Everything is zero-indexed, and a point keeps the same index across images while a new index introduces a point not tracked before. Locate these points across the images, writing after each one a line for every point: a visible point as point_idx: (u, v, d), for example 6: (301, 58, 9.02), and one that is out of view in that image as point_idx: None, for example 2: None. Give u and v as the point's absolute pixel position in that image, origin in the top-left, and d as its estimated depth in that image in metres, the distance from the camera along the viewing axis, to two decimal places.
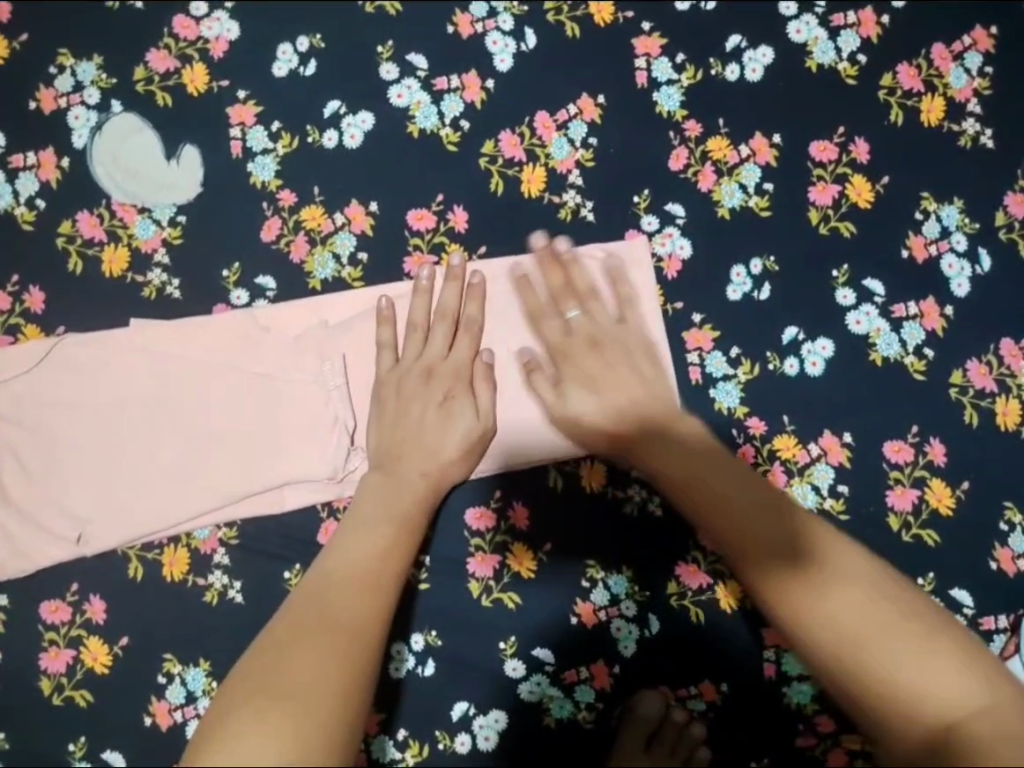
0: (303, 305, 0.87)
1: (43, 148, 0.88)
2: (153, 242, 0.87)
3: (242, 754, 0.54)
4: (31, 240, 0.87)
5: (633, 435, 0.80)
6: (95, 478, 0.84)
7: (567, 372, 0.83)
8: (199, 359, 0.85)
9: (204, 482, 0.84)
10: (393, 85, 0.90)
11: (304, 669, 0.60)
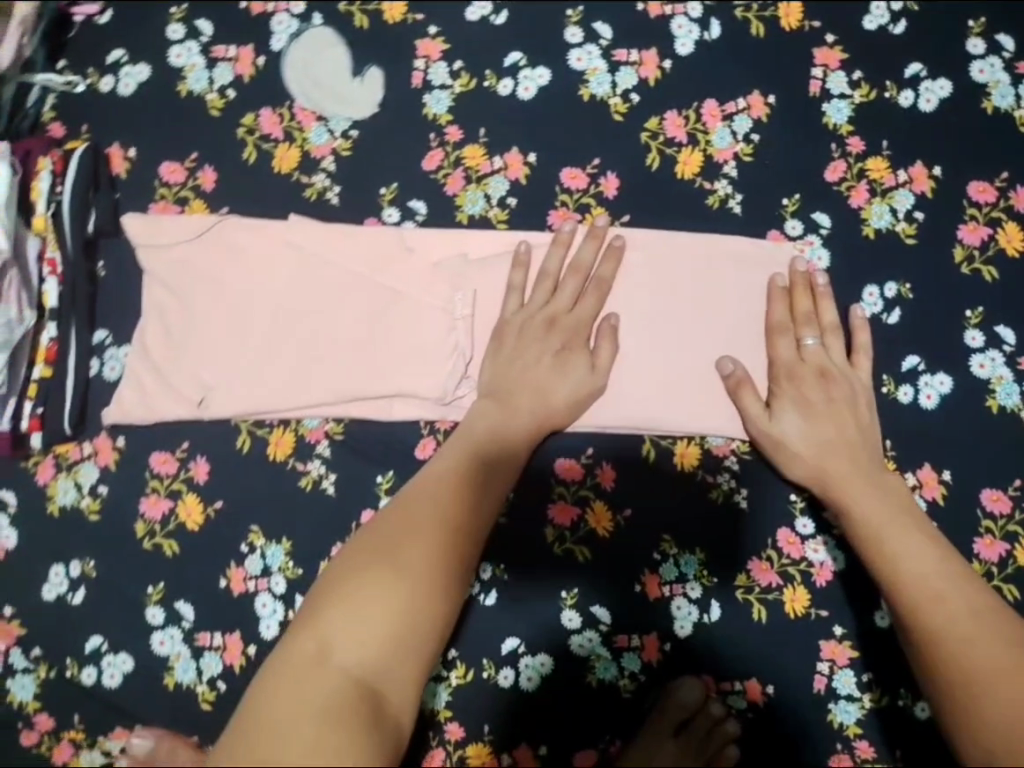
0: (446, 232, 0.91)
1: (243, 44, 0.94)
2: (324, 148, 0.93)
3: (358, 609, 0.61)
4: (215, 125, 0.94)
5: (811, 469, 0.82)
6: (227, 352, 0.90)
7: (787, 396, 0.84)
8: (344, 264, 0.91)
9: (324, 378, 0.89)
10: (575, 49, 0.93)
11: (402, 561, 0.65)
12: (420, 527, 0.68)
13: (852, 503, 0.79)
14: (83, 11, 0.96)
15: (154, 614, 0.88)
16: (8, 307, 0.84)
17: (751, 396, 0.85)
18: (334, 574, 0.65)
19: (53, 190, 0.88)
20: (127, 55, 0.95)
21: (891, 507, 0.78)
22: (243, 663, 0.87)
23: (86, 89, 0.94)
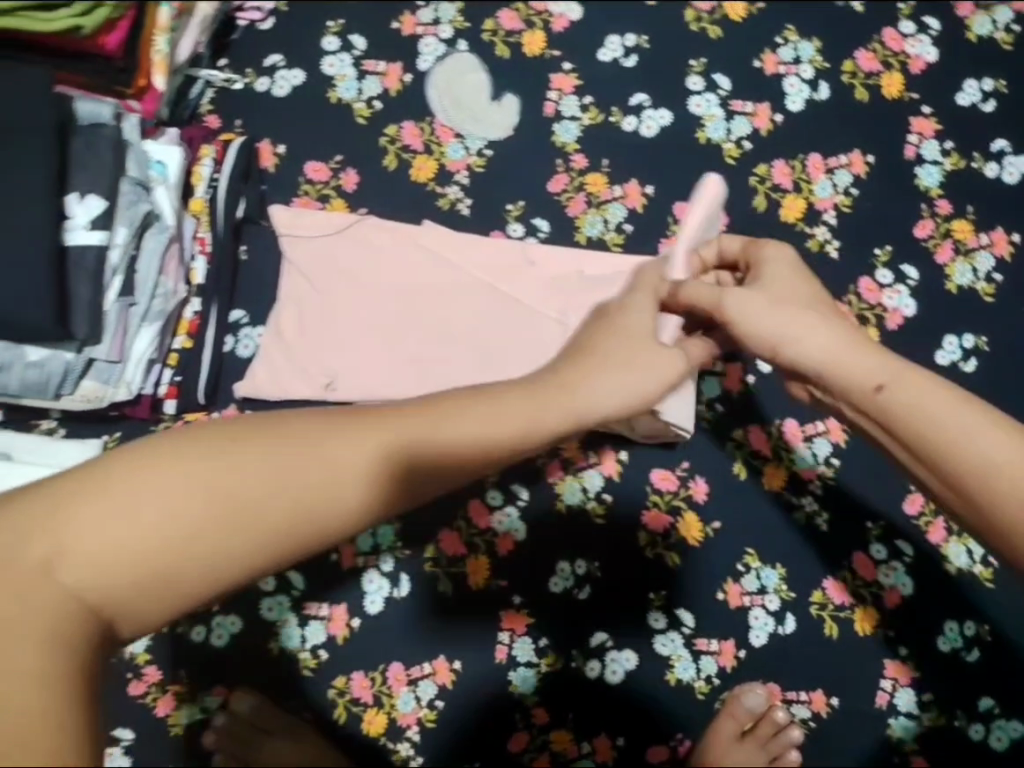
0: (566, 249, 0.98)
1: (392, 61, 1.02)
2: (459, 163, 1.01)
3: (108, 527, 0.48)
4: (361, 132, 1.01)
5: (812, 352, 0.66)
6: (357, 337, 0.96)
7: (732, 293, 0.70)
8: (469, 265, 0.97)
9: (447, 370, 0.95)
10: (696, 95, 1.02)
11: (192, 503, 0.50)
12: (326, 507, 0.52)
13: (895, 406, 0.64)
14: (247, 17, 1.03)
15: (267, 581, 0.93)
16: (168, 280, 0.88)
17: (707, 291, 0.71)
18: (139, 454, 0.51)
19: (212, 174, 0.95)
20: (284, 60, 1.03)
21: (947, 401, 0.63)
22: (346, 634, 0.92)
23: (244, 87, 1.02)
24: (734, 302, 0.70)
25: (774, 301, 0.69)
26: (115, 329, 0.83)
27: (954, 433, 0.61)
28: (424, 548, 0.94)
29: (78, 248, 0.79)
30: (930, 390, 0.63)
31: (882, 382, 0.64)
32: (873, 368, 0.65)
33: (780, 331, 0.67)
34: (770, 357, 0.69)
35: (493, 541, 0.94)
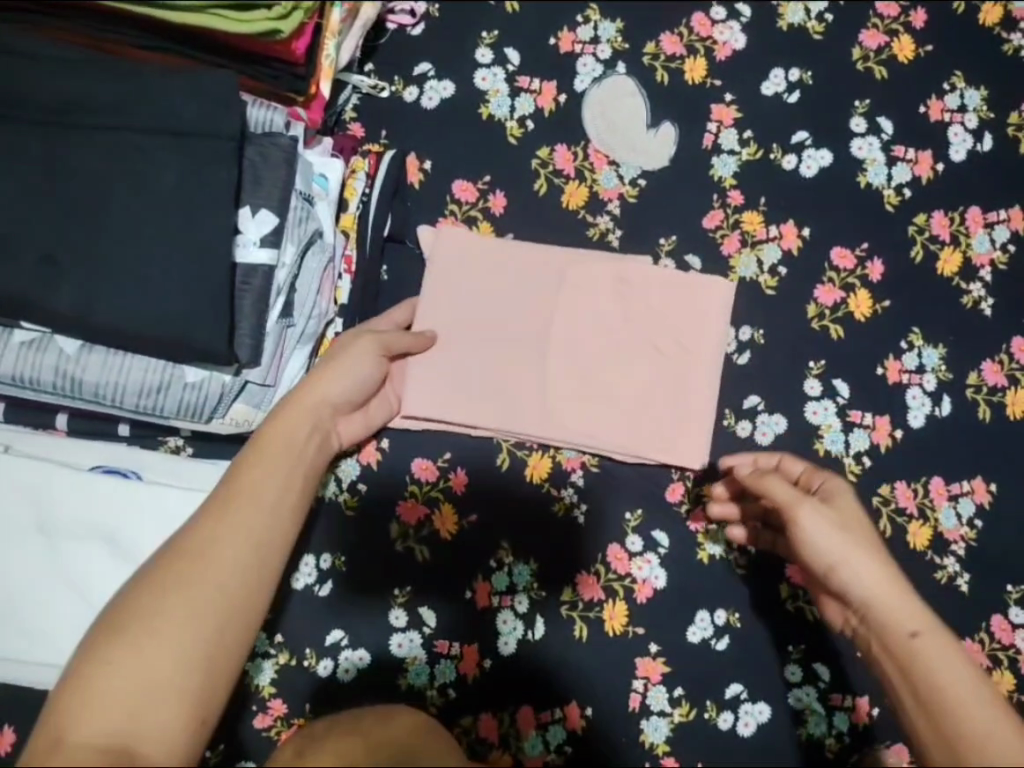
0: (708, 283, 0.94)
1: (547, 79, 0.99)
2: (611, 192, 0.97)
3: (133, 659, 0.57)
4: (512, 151, 0.98)
5: (875, 585, 0.68)
6: (476, 374, 0.93)
7: (818, 515, 0.71)
8: (625, 303, 0.94)
9: (589, 411, 0.92)
10: (858, 137, 0.99)
11: (199, 601, 0.60)
12: (253, 541, 0.65)
13: (927, 655, 0.63)
14: (398, 19, 0.99)
15: (398, 615, 0.91)
16: (322, 301, 0.86)
17: (790, 498, 0.73)
18: (111, 621, 0.59)
19: (364, 191, 0.93)
20: (434, 70, 0.99)
21: (975, 686, 0.62)
22: (477, 674, 0.90)
23: (391, 95, 0.98)
24: (804, 518, 0.71)
25: (842, 526, 0.71)
26: (273, 352, 0.81)
27: (959, 695, 0.61)
28: (561, 590, 0.91)
29: (247, 266, 0.78)
30: (940, 653, 0.63)
31: (919, 629, 0.65)
32: (904, 615, 0.66)
33: (843, 554, 0.69)
34: (820, 573, 0.71)
35: (631, 587, 0.91)
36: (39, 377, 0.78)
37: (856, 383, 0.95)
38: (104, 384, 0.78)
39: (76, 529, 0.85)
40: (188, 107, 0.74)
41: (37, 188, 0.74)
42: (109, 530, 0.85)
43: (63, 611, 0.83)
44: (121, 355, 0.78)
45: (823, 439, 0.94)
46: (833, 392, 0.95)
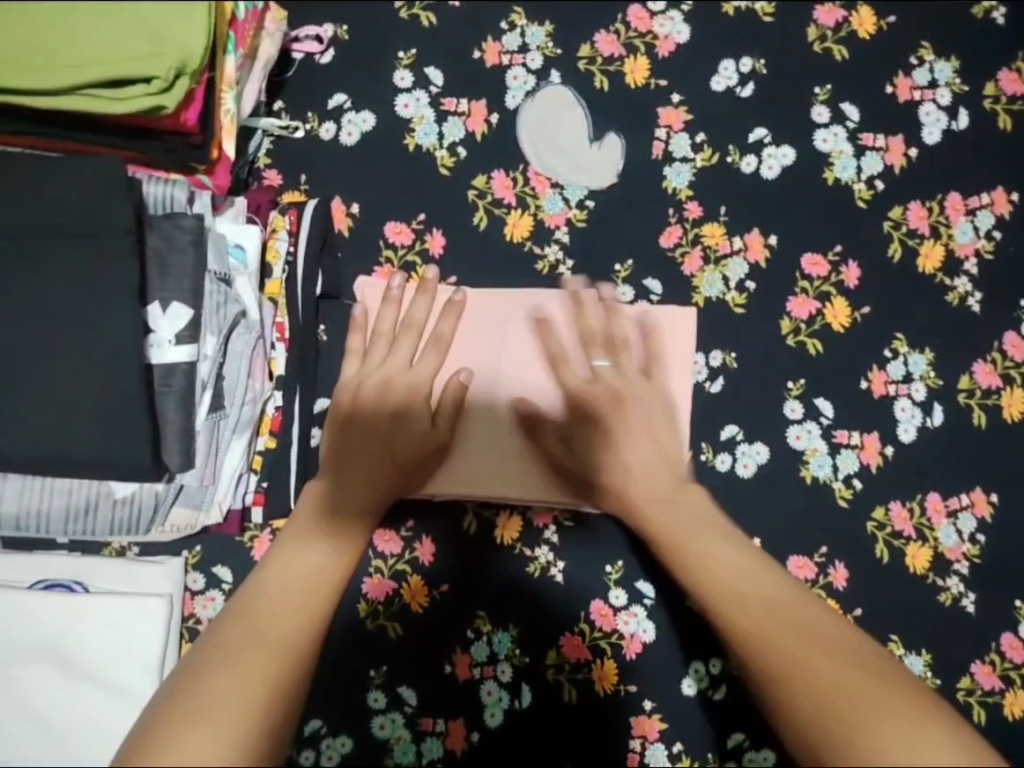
0: (665, 311, 0.87)
1: (476, 98, 0.89)
2: (558, 218, 0.89)
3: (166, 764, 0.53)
4: (445, 184, 0.89)
5: (721, 560, 0.69)
6: None
7: (641, 482, 0.78)
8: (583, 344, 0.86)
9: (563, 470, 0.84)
10: (821, 129, 0.90)
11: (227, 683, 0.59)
12: (294, 589, 0.69)
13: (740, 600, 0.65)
14: (303, 48, 0.89)
15: (377, 697, 0.86)
16: (255, 383, 0.79)
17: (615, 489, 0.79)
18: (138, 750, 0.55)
19: (289, 251, 0.85)
20: (350, 101, 0.89)
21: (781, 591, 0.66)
22: (466, 748, 0.85)
23: (307, 135, 0.89)
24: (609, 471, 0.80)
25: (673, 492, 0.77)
26: (206, 450, 0.75)
27: (813, 660, 0.59)
28: (546, 654, 0.86)
29: (164, 366, 0.72)
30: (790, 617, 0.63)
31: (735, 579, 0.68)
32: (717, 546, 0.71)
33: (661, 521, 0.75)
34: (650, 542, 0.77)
35: (619, 643, 0.86)
36: None
37: (840, 400, 0.89)
38: (26, 514, 0.71)
39: (22, 655, 0.79)
40: (79, 211, 0.69)
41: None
42: (59, 651, 0.79)
43: (27, 740, 0.79)
44: (41, 480, 0.71)
45: (809, 465, 0.88)
46: (815, 413, 0.89)
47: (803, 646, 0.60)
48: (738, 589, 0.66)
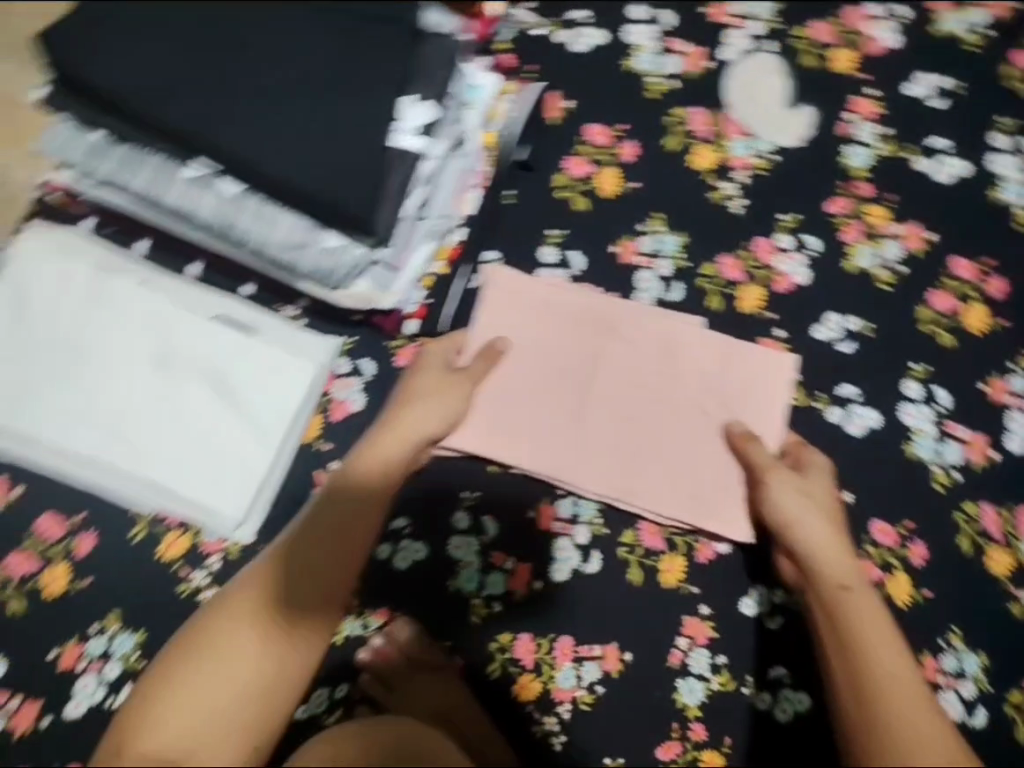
0: (776, 357, 0.88)
1: (697, 44, 0.99)
2: (743, 162, 0.95)
3: (178, 717, 0.62)
4: (650, 105, 0.96)
5: (859, 607, 0.71)
6: (524, 398, 0.88)
7: (876, 613, 0.71)
8: (682, 362, 0.88)
9: (594, 466, 0.87)
10: (998, 155, 0.98)
11: (231, 655, 0.64)
12: (326, 522, 0.72)
13: (847, 606, 0.71)
14: None
15: (462, 518, 0.92)
16: (454, 202, 0.86)
17: (835, 587, 0.73)
18: (138, 712, 0.63)
19: (507, 113, 0.91)
20: (590, 17, 0.98)
21: (874, 622, 0.71)
22: (525, 593, 0.90)
23: (545, 35, 0.98)
24: (785, 488, 0.80)
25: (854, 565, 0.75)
26: (404, 237, 0.82)
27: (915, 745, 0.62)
28: (623, 531, 0.90)
29: (399, 149, 0.77)
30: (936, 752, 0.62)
31: (846, 583, 0.73)
32: (843, 570, 0.74)
33: (836, 567, 0.74)
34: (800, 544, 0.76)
35: (694, 544, 0.90)
36: (195, 213, 0.77)
37: (959, 395, 0.93)
38: (252, 233, 0.77)
39: (183, 366, 0.85)
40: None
41: (217, 40, 0.76)
42: (218, 374, 0.85)
43: (151, 439, 0.83)
44: (275, 205, 0.77)
45: (914, 442, 0.91)
46: (933, 399, 0.92)
47: (916, 726, 0.63)
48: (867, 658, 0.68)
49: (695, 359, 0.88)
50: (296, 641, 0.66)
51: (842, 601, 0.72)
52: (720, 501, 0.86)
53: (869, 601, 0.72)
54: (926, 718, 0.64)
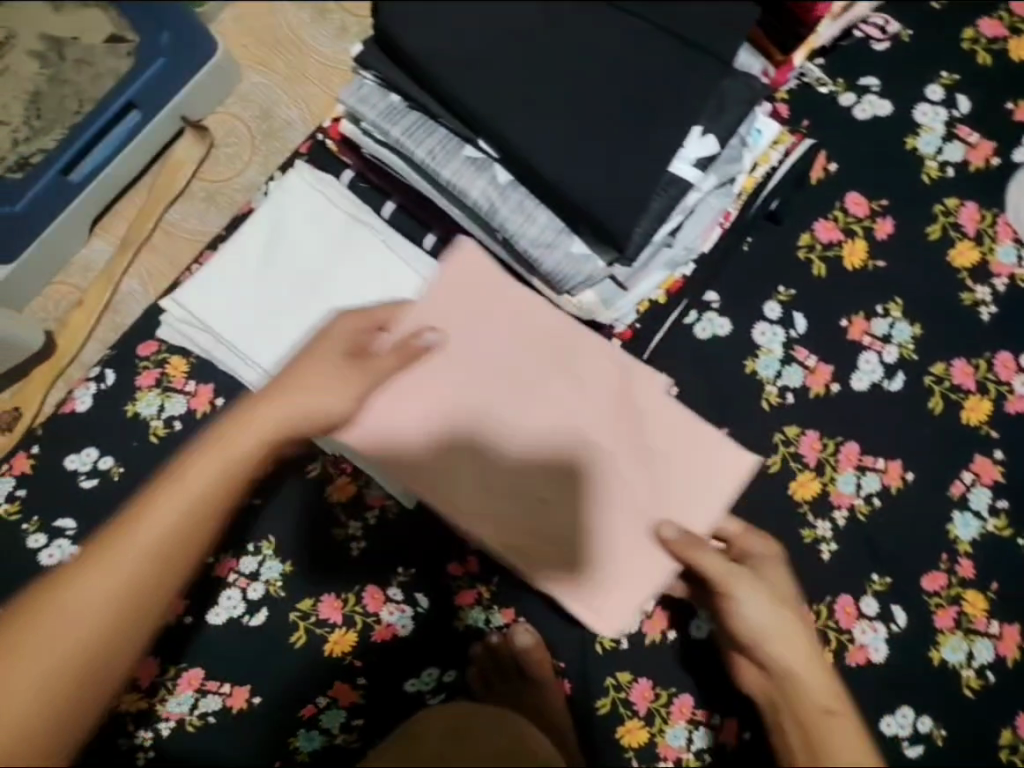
0: (748, 458, 0.79)
1: (987, 137, 0.90)
2: (1004, 268, 0.88)
3: (16, 684, 0.62)
4: (920, 188, 0.90)
5: (834, 740, 0.66)
6: (448, 389, 0.80)
7: (843, 733, 0.67)
8: (629, 417, 0.80)
9: (500, 496, 0.79)
10: None
11: (84, 591, 0.65)
12: (133, 554, 0.66)
13: (829, 736, 0.66)
14: (865, 30, 0.92)
15: None
16: (702, 240, 0.85)
17: (820, 713, 0.68)
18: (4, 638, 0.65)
19: (773, 163, 0.86)
20: (880, 86, 0.91)
21: (848, 736, 0.67)
22: (658, 639, 0.88)
23: (828, 94, 0.92)
24: (742, 594, 0.73)
25: (807, 656, 0.71)
26: (645, 261, 0.82)
27: None
28: None
29: (673, 175, 0.78)
30: None
31: (830, 707, 0.68)
32: (809, 687, 0.70)
33: (772, 631, 0.72)
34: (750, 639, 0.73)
35: (846, 645, 0.83)
36: (466, 191, 0.81)
37: None
38: (512, 222, 0.80)
39: (371, 312, 0.88)
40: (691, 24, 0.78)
41: (528, 33, 0.79)
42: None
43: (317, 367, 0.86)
44: (536, 202, 0.81)
45: None
46: None
47: None
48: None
49: (612, 415, 0.80)
50: (129, 595, 0.65)
51: (798, 699, 0.69)
52: (619, 552, 0.78)
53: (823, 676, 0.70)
54: None
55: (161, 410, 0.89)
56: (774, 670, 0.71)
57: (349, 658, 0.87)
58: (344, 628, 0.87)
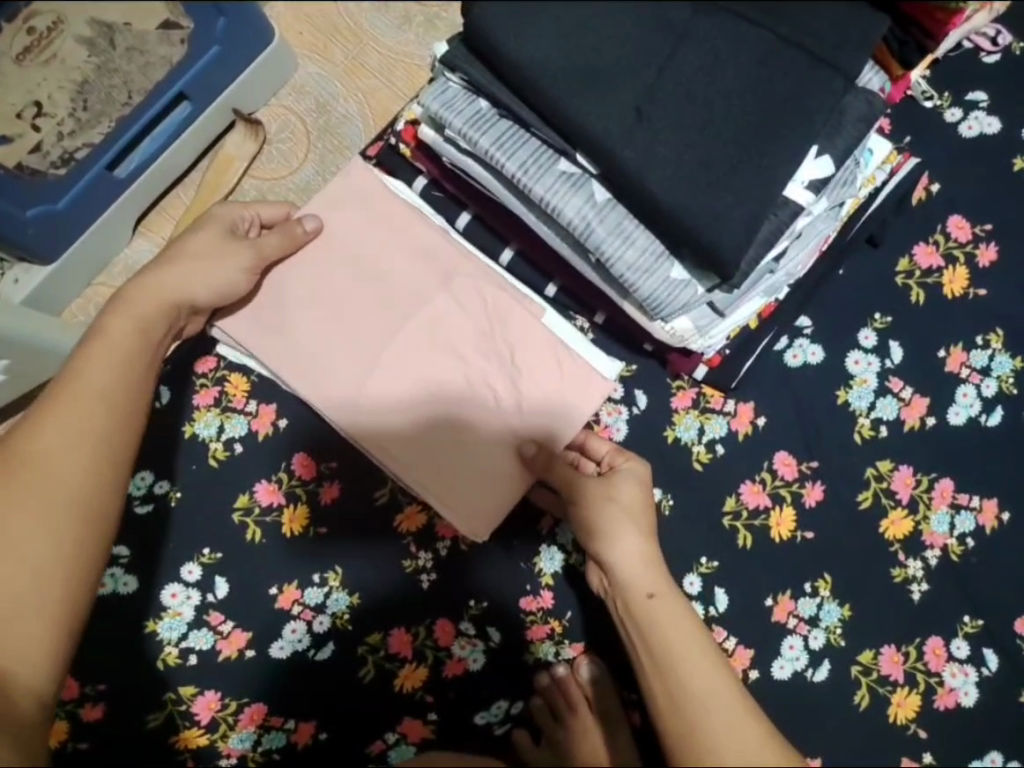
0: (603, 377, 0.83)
1: None
2: None
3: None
4: None
5: (668, 629, 0.69)
6: (333, 300, 0.85)
7: (676, 622, 0.69)
8: (504, 334, 0.84)
9: (363, 386, 0.83)
10: None
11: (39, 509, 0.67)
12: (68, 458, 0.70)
13: (652, 621, 0.70)
14: (976, 40, 0.89)
15: (692, 582, 0.83)
16: (801, 262, 0.80)
17: (644, 597, 0.71)
18: None
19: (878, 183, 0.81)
20: (988, 102, 0.88)
21: (674, 611, 0.70)
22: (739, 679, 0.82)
23: (934, 109, 0.89)
24: (602, 540, 0.74)
25: (644, 545, 0.73)
26: (747, 289, 0.76)
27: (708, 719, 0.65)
28: (862, 650, 0.82)
29: (784, 199, 0.71)
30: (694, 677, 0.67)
31: (654, 593, 0.71)
32: (645, 580, 0.72)
33: (617, 543, 0.73)
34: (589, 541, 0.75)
35: (935, 688, 0.81)
36: (559, 211, 0.73)
37: None
38: (608, 246, 0.73)
39: (385, 302, 0.85)
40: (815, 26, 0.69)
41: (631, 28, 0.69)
42: (441, 322, 0.84)
43: (351, 352, 0.84)
44: (634, 224, 0.73)
45: None
46: None
47: (710, 695, 0.66)
48: (710, 753, 0.64)
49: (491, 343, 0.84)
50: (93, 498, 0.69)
51: (663, 631, 0.69)
52: (467, 445, 0.83)
53: (635, 544, 0.73)
54: (713, 677, 0.67)
55: (221, 431, 0.86)
56: (618, 588, 0.72)
57: (422, 694, 0.83)
58: (416, 663, 0.83)
